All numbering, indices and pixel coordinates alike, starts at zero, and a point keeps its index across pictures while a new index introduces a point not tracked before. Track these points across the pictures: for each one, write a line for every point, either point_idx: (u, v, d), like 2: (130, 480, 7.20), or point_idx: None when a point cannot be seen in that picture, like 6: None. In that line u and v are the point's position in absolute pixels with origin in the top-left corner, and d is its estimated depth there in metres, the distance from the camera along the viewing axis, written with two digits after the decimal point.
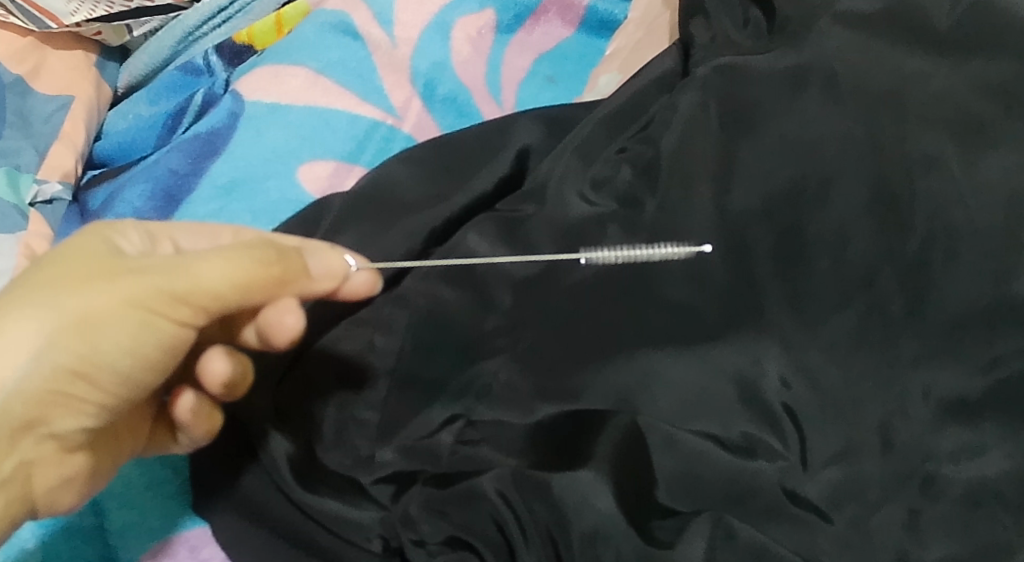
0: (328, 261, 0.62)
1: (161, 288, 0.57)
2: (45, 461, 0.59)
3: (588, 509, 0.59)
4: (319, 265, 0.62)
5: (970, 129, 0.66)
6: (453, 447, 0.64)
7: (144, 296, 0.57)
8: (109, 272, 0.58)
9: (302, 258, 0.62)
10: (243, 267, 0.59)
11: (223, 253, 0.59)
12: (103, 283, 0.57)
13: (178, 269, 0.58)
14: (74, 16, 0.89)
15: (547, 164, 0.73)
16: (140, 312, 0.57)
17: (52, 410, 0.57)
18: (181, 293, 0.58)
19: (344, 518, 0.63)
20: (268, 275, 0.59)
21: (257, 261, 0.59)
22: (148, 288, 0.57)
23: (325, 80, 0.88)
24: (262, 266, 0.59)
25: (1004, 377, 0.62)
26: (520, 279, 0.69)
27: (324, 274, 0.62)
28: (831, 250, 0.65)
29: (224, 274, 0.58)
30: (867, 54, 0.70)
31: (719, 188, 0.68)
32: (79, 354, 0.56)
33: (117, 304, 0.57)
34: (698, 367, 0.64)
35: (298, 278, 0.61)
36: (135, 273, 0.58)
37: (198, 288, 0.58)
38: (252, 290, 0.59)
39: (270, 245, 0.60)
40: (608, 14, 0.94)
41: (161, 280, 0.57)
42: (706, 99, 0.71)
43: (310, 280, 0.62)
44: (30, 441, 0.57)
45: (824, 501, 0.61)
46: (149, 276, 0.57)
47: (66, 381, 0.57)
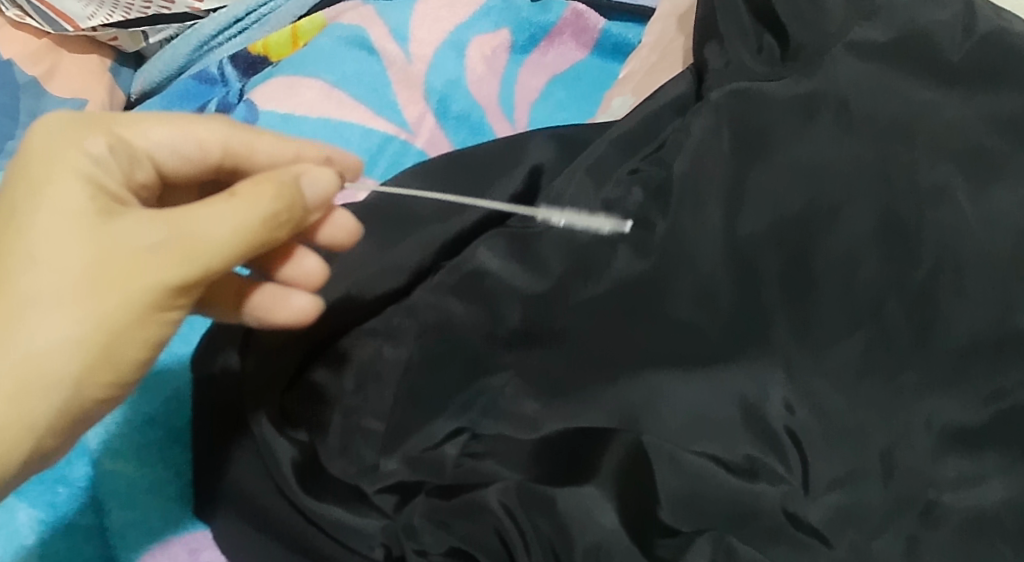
0: (318, 188, 0.63)
1: (166, 284, 0.56)
2: (66, 466, 0.60)
3: (591, 525, 0.59)
4: (312, 195, 0.62)
5: (980, 162, 0.67)
6: (458, 459, 0.64)
7: (156, 293, 0.56)
8: (106, 270, 0.56)
9: (300, 193, 0.61)
10: (252, 240, 0.58)
11: (223, 220, 0.57)
12: (109, 289, 0.55)
13: (186, 257, 0.57)
14: (91, 20, 0.91)
15: (560, 181, 0.71)
16: (149, 312, 0.57)
17: (85, 424, 0.58)
18: (187, 282, 0.57)
19: (347, 525, 0.62)
20: (272, 236, 0.59)
21: (259, 226, 0.58)
22: (161, 286, 0.56)
23: (339, 93, 0.89)
24: (263, 229, 0.59)
25: (1007, 406, 0.63)
26: (528, 295, 0.68)
27: (316, 202, 0.63)
28: (839, 278, 0.66)
29: (230, 251, 0.58)
30: (878, 85, 0.69)
31: (730, 211, 0.68)
32: (107, 371, 0.57)
33: (133, 308, 0.56)
34: (704, 392, 0.65)
35: (299, 218, 0.61)
36: (143, 272, 0.56)
37: (211, 276, 0.58)
38: (261, 254, 0.60)
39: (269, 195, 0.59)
40: (622, 37, 0.94)
41: (174, 274, 0.56)
42: (719, 122, 0.70)
43: (307, 213, 0.62)
44: (63, 455, 0.59)
45: (826, 525, 0.61)
46: (161, 274, 0.56)
47: (98, 399, 0.57)
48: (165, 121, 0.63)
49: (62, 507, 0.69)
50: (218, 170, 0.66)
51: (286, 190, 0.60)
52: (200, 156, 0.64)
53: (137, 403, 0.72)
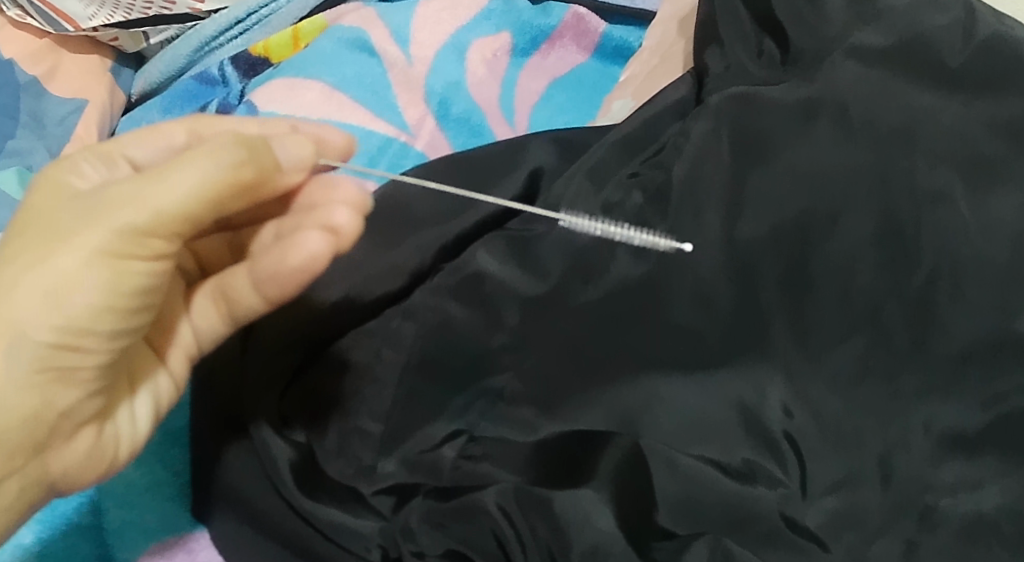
0: (296, 150, 0.60)
1: (120, 228, 0.54)
2: (53, 447, 0.58)
3: (588, 527, 0.59)
4: (286, 155, 0.60)
5: (980, 166, 0.67)
6: (455, 462, 0.64)
7: (105, 241, 0.54)
8: (65, 223, 0.55)
9: (269, 149, 0.59)
10: (201, 177, 0.55)
11: (178, 165, 0.55)
12: (61, 240, 0.54)
13: (131, 201, 0.55)
14: (91, 20, 0.91)
15: (559, 186, 0.71)
16: (104, 259, 0.55)
17: (51, 390, 0.56)
18: (142, 224, 0.55)
19: (344, 528, 0.62)
20: (236, 179, 0.56)
21: (220, 166, 0.55)
22: (108, 232, 0.54)
23: (340, 95, 0.89)
24: (228, 171, 0.55)
25: (1005, 412, 0.63)
26: (527, 297, 0.68)
27: (293, 164, 0.60)
28: (836, 282, 0.66)
29: (187, 192, 0.55)
30: (879, 89, 0.69)
31: (728, 215, 0.68)
32: (60, 324, 0.54)
33: (83, 258, 0.54)
34: (701, 395, 0.65)
35: (271, 174, 0.58)
36: (90, 220, 0.55)
37: (160, 217, 0.55)
38: (222, 199, 0.56)
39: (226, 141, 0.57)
40: (623, 41, 0.95)
41: (121, 219, 0.54)
42: (719, 127, 0.70)
43: (282, 173, 0.59)
44: (39, 431, 0.56)
45: (823, 529, 0.61)
46: (106, 220, 0.54)
47: (54, 356, 0.55)
48: (132, 132, 0.64)
49: (60, 506, 0.68)
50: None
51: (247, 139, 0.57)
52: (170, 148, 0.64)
53: None
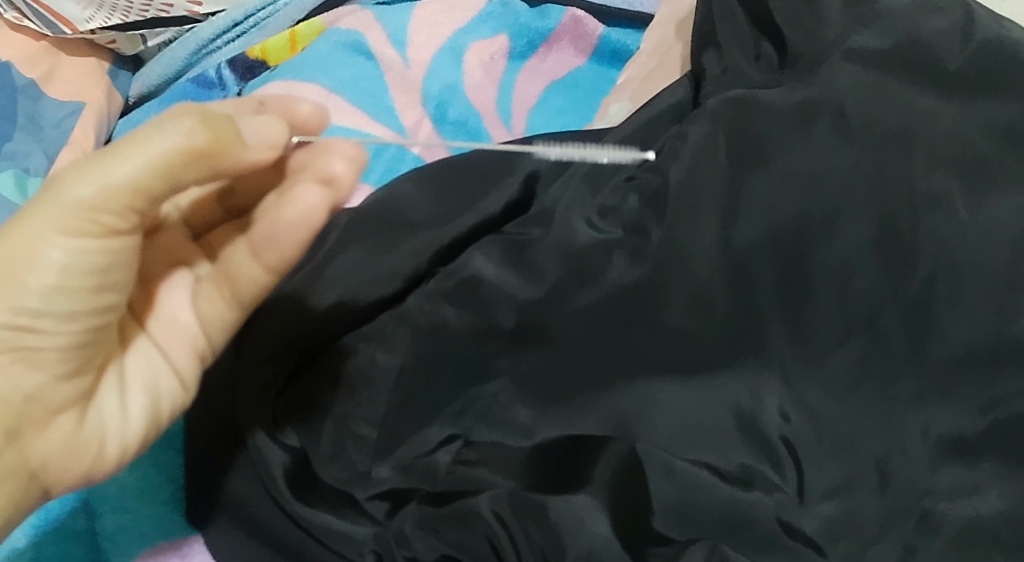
0: (263, 130, 0.59)
1: (73, 204, 0.56)
2: (29, 428, 0.59)
3: (583, 534, 0.59)
4: (253, 133, 0.58)
5: (977, 170, 0.67)
6: (450, 466, 0.64)
7: (62, 219, 0.56)
8: (33, 202, 0.57)
9: (232, 124, 0.57)
10: (148, 152, 0.56)
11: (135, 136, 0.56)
12: (27, 220, 0.57)
13: (87, 177, 0.56)
14: (89, 23, 0.91)
15: (554, 190, 0.73)
16: (62, 236, 0.57)
17: (14, 366, 0.58)
18: (99, 201, 0.56)
19: (339, 532, 0.63)
20: (189, 149, 0.56)
21: (174, 135, 0.56)
22: (65, 209, 0.56)
23: (336, 99, 0.88)
24: (181, 139, 0.56)
25: (1003, 416, 0.63)
26: (523, 302, 0.68)
27: (259, 142, 0.58)
28: (833, 286, 0.65)
29: (139, 166, 0.56)
30: (876, 92, 0.69)
31: (725, 219, 0.68)
32: (22, 303, 0.57)
33: (46, 236, 0.57)
34: (697, 399, 0.64)
35: (229, 147, 0.57)
36: (52, 199, 0.57)
37: (108, 193, 0.56)
38: (171, 172, 0.56)
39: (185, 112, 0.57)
40: (621, 44, 0.94)
41: (75, 195, 0.56)
42: (715, 130, 0.70)
43: (246, 149, 0.58)
44: (11, 413, 0.58)
45: (820, 534, 0.61)
46: (62, 196, 0.56)
47: (13, 333, 0.57)
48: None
49: (54, 510, 0.68)
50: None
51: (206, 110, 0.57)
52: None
53: None
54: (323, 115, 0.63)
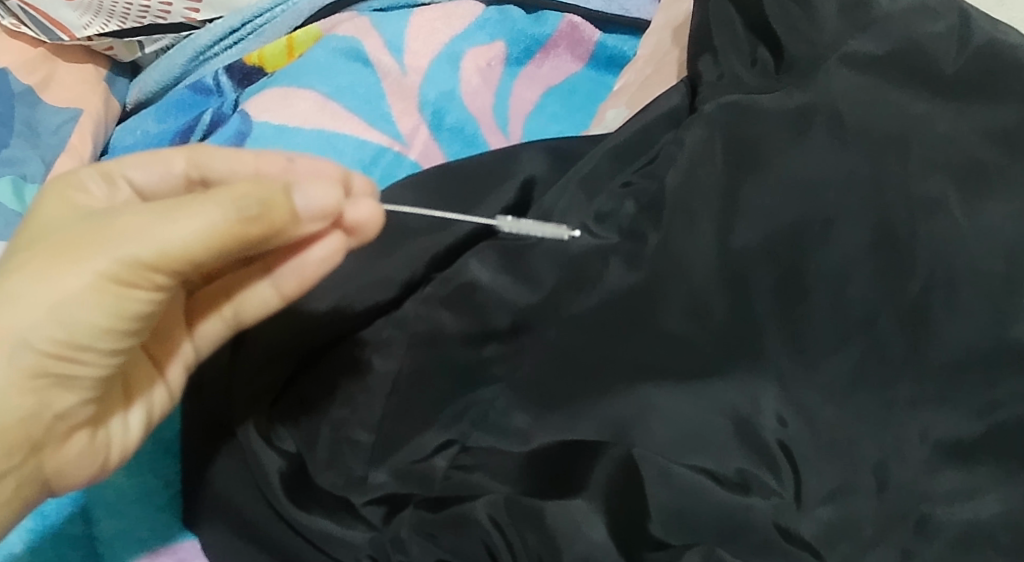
0: (319, 197, 0.61)
1: (128, 259, 0.56)
2: (52, 442, 0.60)
3: (579, 538, 0.59)
4: (304, 206, 0.60)
5: (974, 174, 0.67)
6: (447, 472, 0.64)
7: (112, 269, 0.56)
8: (79, 244, 0.57)
9: (287, 203, 0.59)
10: (215, 225, 0.56)
11: (195, 202, 0.57)
12: (72, 262, 0.56)
13: (146, 236, 0.56)
14: (86, 29, 0.91)
15: (550, 198, 0.72)
16: (110, 285, 0.57)
17: (52, 392, 0.58)
18: (152, 257, 0.57)
19: (334, 537, 0.62)
20: (247, 230, 0.57)
21: (234, 222, 0.57)
22: (115, 262, 0.56)
23: (334, 105, 0.88)
24: (239, 221, 0.57)
25: (1000, 420, 0.63)
26: (520, 307, 0.68)
27: (310, 214, 0.60)
28: (832, 291, 0.65)
29: (195, 233, 0.56)
30: (872, 97, 0.69)
31: (722, 225, 0.67)
32: (62, 337, 0.57)
33: (91, 282, 0.56)
34: (695, 404, 0.64)
35: (282, 227, 0.59)
36: (102, 245, 0.56)
37: (166, 256, 0.57)
38: (229, 246, 0.57)
39: (241, 191, 0.57)
40: (617, 50, 0.95)
41: (131, 252, 0.56)
42: (712, 135, 0.69)
43: (297, 226, 0.60)
44: (38, 429, 0.58)
45: (818, 540, 0.61)
46: (118, 249, 0.56)
47: (53, 363, 0.57)
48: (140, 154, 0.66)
49: (52, 515, 0.68)
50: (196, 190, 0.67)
51: (266, 190, 0.58)
52: (168, 173, 0.66)
53: None
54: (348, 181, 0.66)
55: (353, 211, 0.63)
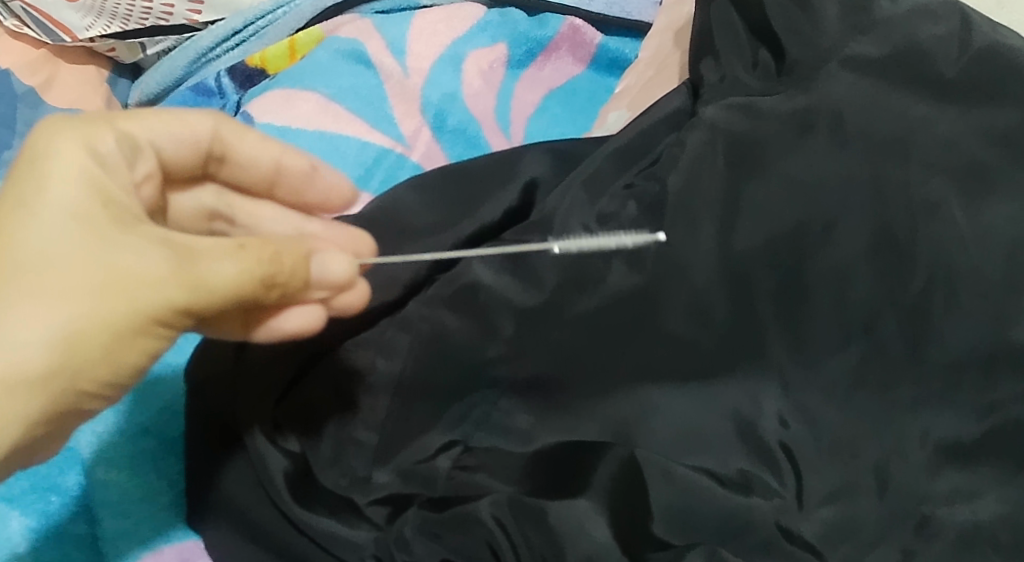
0: (335, 269, 0.62)
1: (167, 308, 0.55)
2: (46, 447, 0.58)
3: (583, 537, 0.59)
4: (321, 273, 0.61)
5: (974, 176, 0.67)
6: (451, 472, 0.64)
7: (148, 315, 0.55)
8: (108, 279, 0.54)
9: (308, 276, 0.60)
10: (253, 285, 0.57)
11: (224, 260, 0.56)
12: (109, 305, 0.54)
13: (187, 286, 0.55)
14: (88, 31, 0.92)
15: (553, 198, 0.71)
16: (144, 330, 0.56)
17: (68, 420, 0.57)
18: (184, 305, 0.56)
19: (339, 536, 0.62)
20: (266, 291, 0.58)
21: (266, 287, 0.58)
22: (153, 307, 0.55)
23: (336, 107, 0.89)
24: (262, 286, 0.57)
25: (1000, 421, 0.63)
26: (523, 309, 0.68)
27: (326, 284, 0.62)
28: (833, 294, 0.66)
29: (235, 289, 0.56)
30: (873, 100, 0.69)
31: (724, 227, 0.68)
32: (94, 379, 0.56)
33: (127, 327, 0.55)
34: (695, 405, 0.65)
35: (298, 293, 0.61)
36: (141, 288, 0.55)
37: (205, 308, 0.56)
38: (257, 300, 0.58)
39: (269, 254, 0.58)
40: (619, 53, 0.95)
41: (171, 300, 0.55)
42: (713, 138, 0.70)
43: (309, 292, 0.62)
44: (40, 440, 0.57)
45: (820, 539, 0.62)
46: (159, 295, 0.55)
47: (79, 400, 0.56)
48: (162, 116, 0.63)
49: (57, 516, 0.69)
50: (209, 165, 0.67)
51: (290, 259, 0.59)
52: (196, 142, 0.64)
53: (130, 414, 0.73)
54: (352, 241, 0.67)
55: (351, 292, 0.65)
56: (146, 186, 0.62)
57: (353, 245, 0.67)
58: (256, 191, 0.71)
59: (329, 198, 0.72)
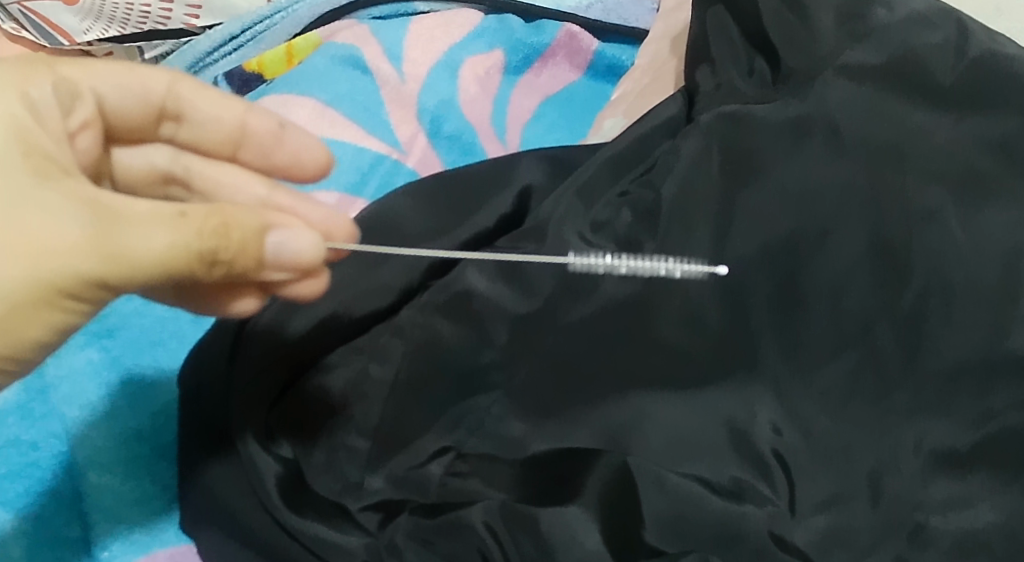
0: (295, 249, 0.59)
1: (78, 276, 0.54)
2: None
3: (575, 545, 0.59)
4: (277, 251, 0.58)
5: (970, 184, 0.67)
6: (442, 479, 0.65)
7: (59, 280, 0.54)
8: (21, 239, 0.53)
9: (259, 252, 0.57)
10: (185, 262, 0.55)
11: (153, 229, 0.54)
12: (21, 267, 0.53)
13: (105, 256, 0.54)
14: (87, 35, 0.94)
15: (547, 205, 0.72)
16: (56, 295, 0.54)
17: None
18: (98, 276, 0.54)
19: (330, 542, 0.62)
20: (206, 269, 0.56)
21: (202, 265, 0.55)
22: (65, 273, 0.54)
23: (332, 112, 0.88)
24: (200, 261, 0.55)
25: (995, 429, 0.63)
26: (516, 316, 0.68)
27: (283, 263, 0.59)
28: (828, 301, 0.66)
29: (160, 262, 0.54)
30: (870, 108, 0.69)
31: (718, 236, 0.68)
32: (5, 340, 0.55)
33: (38, 290, 0.54)
34: (688, 413, 0.65)
35: (248, 269, 0.58)
36: (54, 252, 0.53)
37: (124, 281, 0.55)
38: (190, 277, 0.56)
39: (213, 226, 0.55)
40: (616, 60, 0.95)
41: (84, 268, 0.54)
42: (709, 145, 0.70)
43: (263, 271, 0.59)
44: None
45: (812, 547, 0.61)
46: (71, 261, 0.54)
47: None
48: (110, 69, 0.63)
49: (49, 520, 0.68)
50: (163, 122, 0.67)
51: (239, 234, 0.56)
52: (146, 96, 0.65)
53: (124, 418, 0.73)
54: (330, 221, 0.67)
55: (309, 284, 0.64)
56: (82, 135, 0.62)
57: (326, 225, 0.66)
58: (220, 153, 0.69)
59: (298, 160, 0.69)
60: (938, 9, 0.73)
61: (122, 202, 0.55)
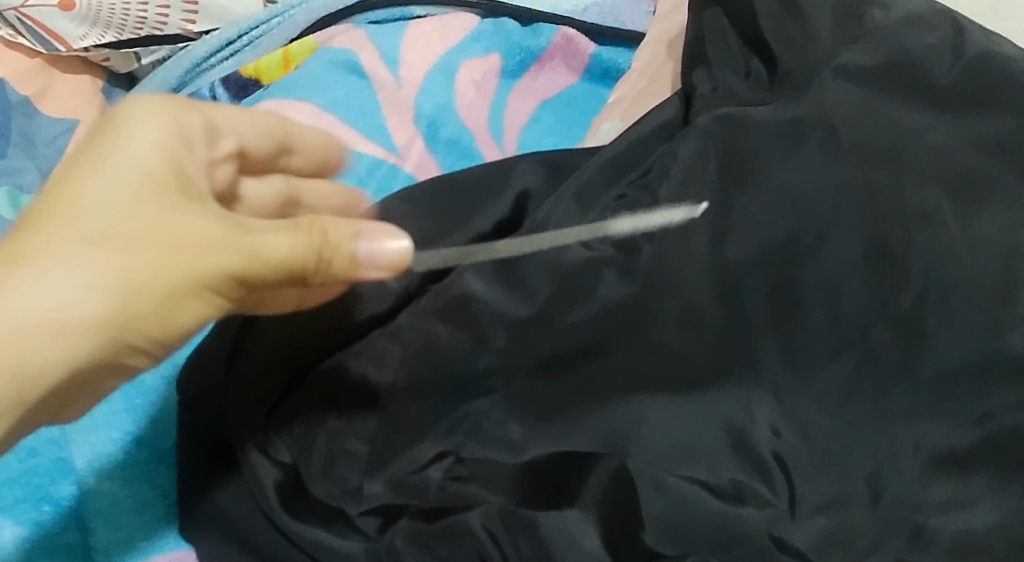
0: (380, 249, 0.61)
1: (206, 269, 0.57)
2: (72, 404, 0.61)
3: (574, 548, 0.59)
4: (368, 251, 0.61)
5: (967, 185, 0.67)
6: (442, 483, 0.64)
7: (194, 275, 0.57)
8: (154, 234, 0.57)
9: (353, 247, 0.60)
10: (303, 253, 0.59)
11: (279, 235, 0.59)
12: (156, 253, 0.56)
13: (236, 246, 0.57)
14: (83, 40, 0.92)
15: (546, 207, 0.72)
16: (190, 288, 0.58)
17: (103, 369, 0.59)
18: (234, 272, 0.58)
19: (326, 546, 0.62)
20: (316, 270, 0.59)
21: (310, 256, 0.59)
22: (189, 267, 0.57)
23: (329, 117, 0.88)
24: (314, 261, 0.59)
25: (993, 430, 0.63)
26: (514, 319, 0.68)
27: (376, 266, 0.61)
28: (825, 303, 0.66)
29: (280, 256, 0.58)
30: (866, 110, 0.69)
31: (715, 240, 0.68)
32: (127, 327, 0.57)
33: (163, 286, 0.57)
34: (690, 416, 0.65)
35: (345, 269, 0.60)
36: (186, 247, 0.57)
37: (245, 275, 0.58)
38: (298, 277, 0.59)
39: (319, 229, 0.60)
40: (612, 63, 0.96)
41: (213, 260, 0.57)
42: (706, 148, 0.70)
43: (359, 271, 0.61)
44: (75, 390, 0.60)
45: (812, 549, 0.61)
46: (204, 254, 0.57)
47: (120, 353, 0.59)
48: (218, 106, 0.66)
49: (48, 526, 0.68)
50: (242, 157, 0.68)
51: (338, 235, 0.60)
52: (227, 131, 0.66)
53: (120, 423, 0.73)
54: (382, 228, 0.62)
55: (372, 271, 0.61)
56: (209, 164, 0.64)
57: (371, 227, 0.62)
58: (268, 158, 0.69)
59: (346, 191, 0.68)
60: (936, 10, 0.74)
61: (235, 216, 0.59)
